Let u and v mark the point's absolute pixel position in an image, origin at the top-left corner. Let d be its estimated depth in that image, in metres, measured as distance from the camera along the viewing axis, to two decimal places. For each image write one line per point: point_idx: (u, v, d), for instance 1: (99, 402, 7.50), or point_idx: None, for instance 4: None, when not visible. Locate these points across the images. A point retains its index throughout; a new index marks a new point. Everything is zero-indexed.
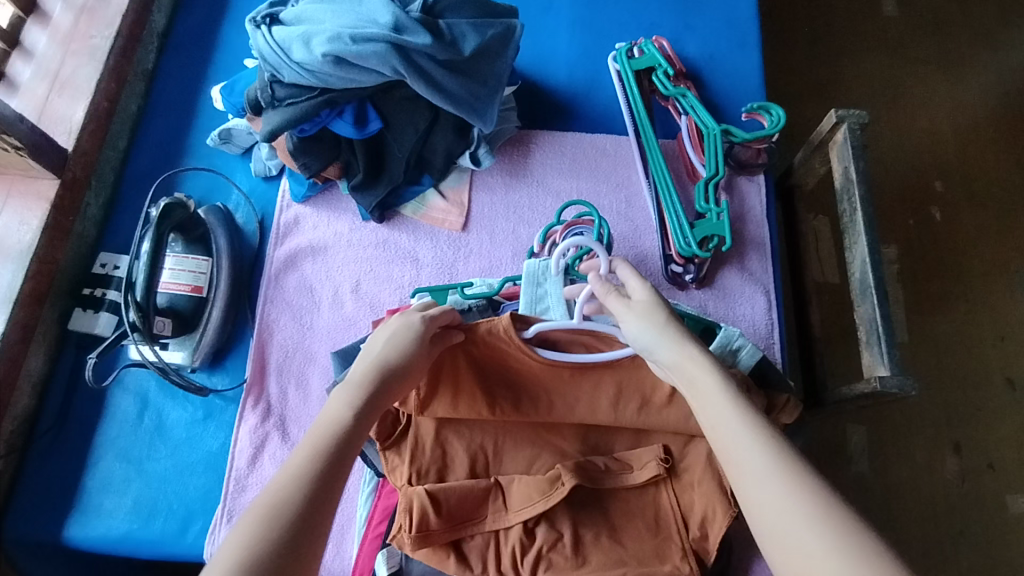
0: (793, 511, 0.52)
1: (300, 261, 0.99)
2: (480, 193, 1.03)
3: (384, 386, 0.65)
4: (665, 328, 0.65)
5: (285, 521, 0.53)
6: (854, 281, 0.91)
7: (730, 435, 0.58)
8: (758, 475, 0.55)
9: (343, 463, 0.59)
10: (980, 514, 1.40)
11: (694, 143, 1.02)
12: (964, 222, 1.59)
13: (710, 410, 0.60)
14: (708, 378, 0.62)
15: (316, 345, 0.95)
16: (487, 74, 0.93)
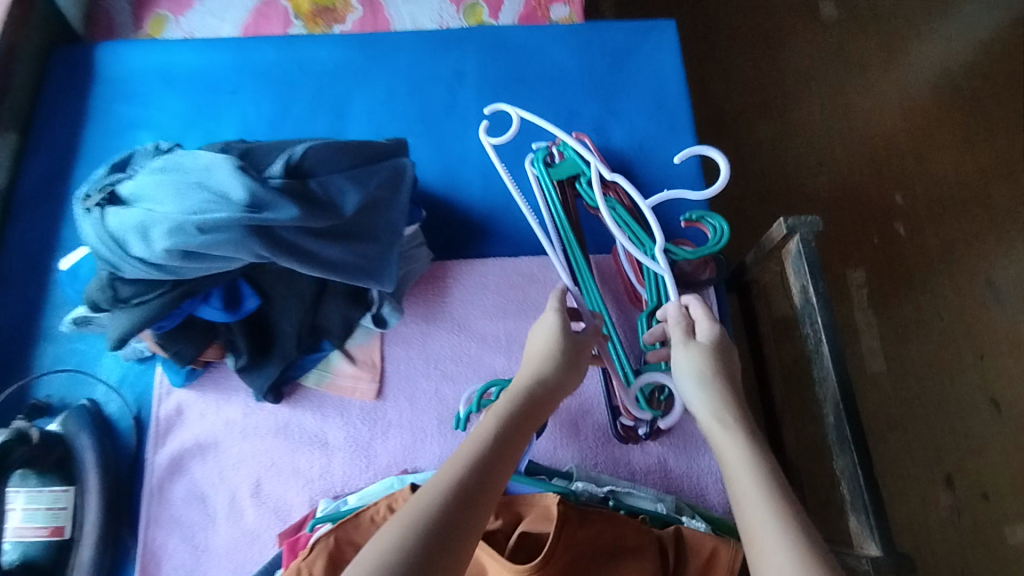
0: None
1: (187, 463, 0.84)
2: (394, 349, 0.89)
3: (529, 407, 0.63)
4: (700, 389, 0.67)
5: (418, 551, 0.49)
6: (828, 424, 0.78)
7: (759, 530, 0.55)
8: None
9: (472, 522, 0.52)
10: (984, 553, 1.22)
11: (631, 261, 0.88)
12: (929, 239, 1.42)
13: (744, 508, 0.58)
14: (745, 474, 0.60)
15: (214, 570, 0.79)
16: (376, 228, 0.79)
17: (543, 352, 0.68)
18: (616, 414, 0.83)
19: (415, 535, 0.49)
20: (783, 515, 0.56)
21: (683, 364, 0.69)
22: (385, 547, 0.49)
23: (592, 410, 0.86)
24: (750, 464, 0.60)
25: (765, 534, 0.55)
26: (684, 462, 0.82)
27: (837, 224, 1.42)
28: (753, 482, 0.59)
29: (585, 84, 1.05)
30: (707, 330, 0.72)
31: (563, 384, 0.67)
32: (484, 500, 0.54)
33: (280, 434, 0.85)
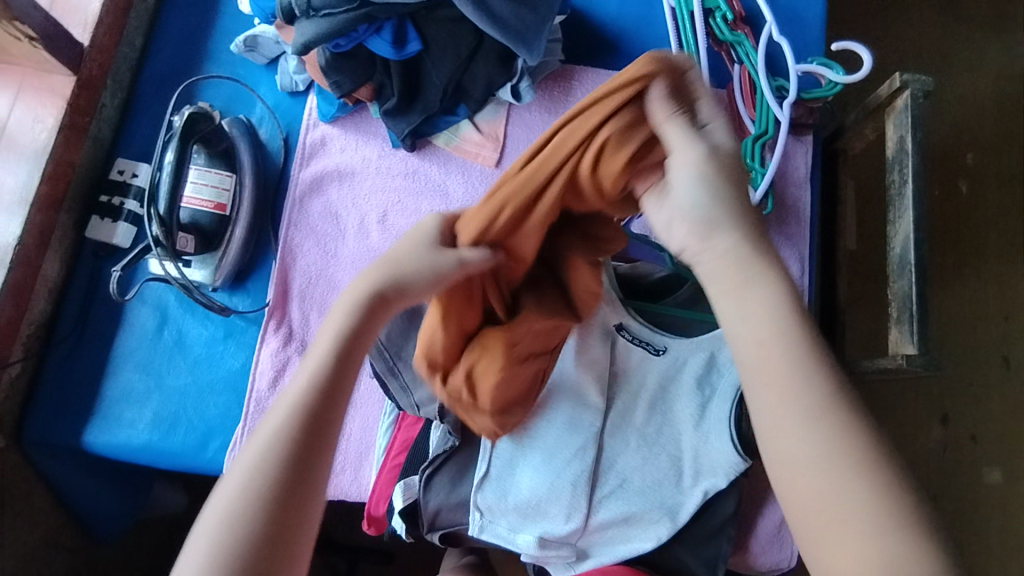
0: (827, 455, 0.49)
1: (326, 186, 0.96)
2: (516, 130, 0.98)
3: (367, 320, 0.56)
4: (714, 202, 0.54)
5: (280, 477, 0.51)
6: (892, 256, 0.88)
7: (775, 358, 0.52)
8: (796, 414, 0.51)
9: (343, 390, 0.55)
10: (957, 484, 1.29)
11: (745, 95, 0.96)
12: (990, 204, 1.39)
13: (760, 330, 0.53)
14: (757, 294, 0.53)
15: (340, 274, 0.93)
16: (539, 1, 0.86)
17: (409, 237, 0.59)
18: None
19: (268, 465, 0.51)
20: (809, 355, 0.52)
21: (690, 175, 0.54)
22: (261, 443, 0.52)
23: None
24: (802, 364, 0.52)
25: (781, 364, 0.52)
26: None
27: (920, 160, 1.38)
28: (773, 322, 0.53)
29: None
30: (690, 151, 0.54)
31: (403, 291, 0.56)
32: (327, 430, 0.53)
33: (407, 177, 0.96)
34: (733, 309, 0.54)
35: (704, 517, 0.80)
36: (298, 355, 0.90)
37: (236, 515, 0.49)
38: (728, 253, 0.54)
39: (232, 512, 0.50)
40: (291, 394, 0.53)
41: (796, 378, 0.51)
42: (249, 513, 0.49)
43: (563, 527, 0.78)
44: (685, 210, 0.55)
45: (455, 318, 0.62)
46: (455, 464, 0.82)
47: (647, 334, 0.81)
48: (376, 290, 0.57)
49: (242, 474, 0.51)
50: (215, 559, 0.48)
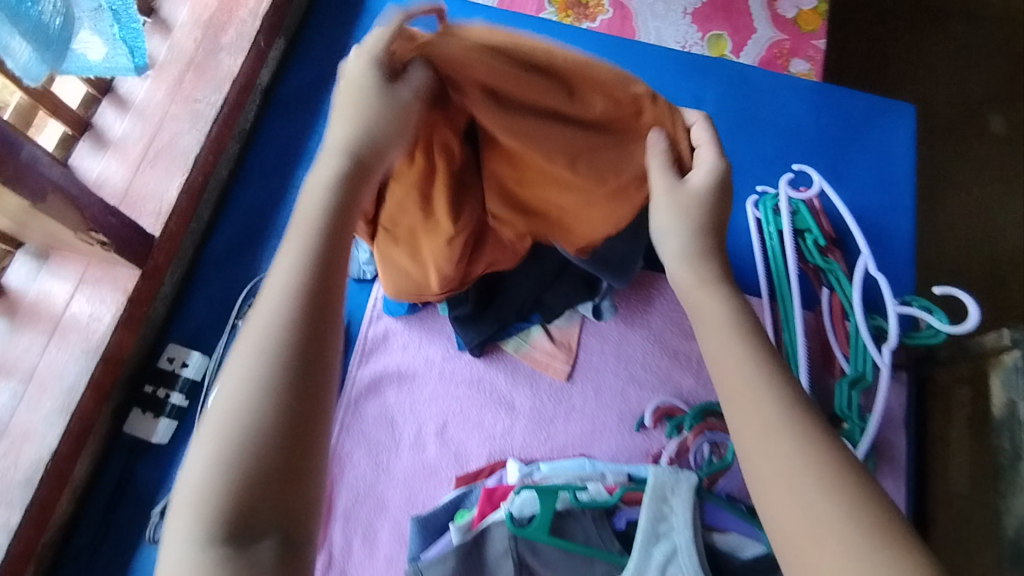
0: (795, 463, 0.51)
1: (384, 387, 0.89)
2: (589, 338, 0.93)
3: (352, 180, 0.54)
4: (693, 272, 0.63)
5: (268, 413, 0.47)
6: (1004, 539, 0.81)
7: (738, 376, 0.57)
8: (767, 431, 0.53)
9: (330, 293, 0.52)
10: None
11: (838, 328, 0.90)
12: None
13: (727, 366, 0.58)
14: (718, 324, 0.60)
15: (390, 492, 0.84)
16: None
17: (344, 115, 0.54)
18: None
19: (271, 346, 0.49)
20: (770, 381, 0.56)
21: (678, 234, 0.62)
22: (250, 363, 0.48)
23: None
24: (769, 389, 0.56)
25: (751, 398, 0.56)
26: None
27: None
28: (743, 360, 0.58)
29: (817, 142, 1.06)
30: (700, 172, 0.61)
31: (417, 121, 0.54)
32: (321, 336, 0.50)
33: (472, 385, 0.90)
34: (711, 350, 0.60)
35: None
36: None
37: (221, 468, 0.46)
38: (721, 314, 0.61)
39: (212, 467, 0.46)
40: (276, 315, 0.50)
41: (759, 399, 0.55)
42: (236, 446, 0.46)
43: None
44: (674, 266, 0.64)
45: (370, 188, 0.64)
46: None
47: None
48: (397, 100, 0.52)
49: (236, 398, 0.48)
50: (213, 499, 0.45)
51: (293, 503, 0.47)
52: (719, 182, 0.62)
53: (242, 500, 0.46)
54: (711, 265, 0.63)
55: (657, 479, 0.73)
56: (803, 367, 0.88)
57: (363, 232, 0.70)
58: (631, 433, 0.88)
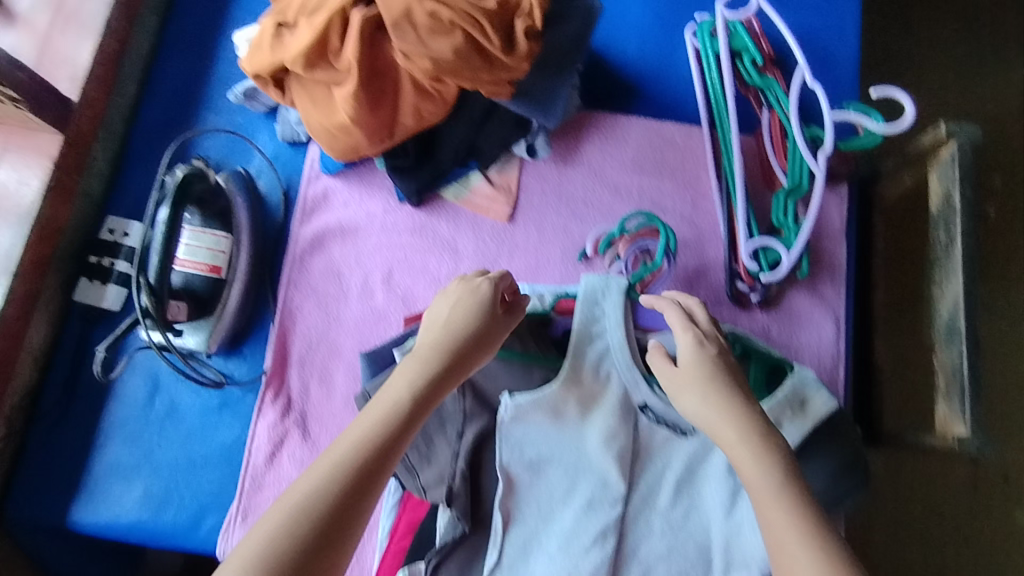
0: (805, 556, 0.50)
1: (328, 243, 0.90)
2: (530, 180, 0.92)
3: (455, 358, 0.62)
4: (706, 396, 0.61)
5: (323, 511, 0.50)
6: (939, 324, 0.82)
7: (732, 438, 0.58)
8: (766, 491, 0.54)
9: (404, 441, 0.56)
10: (990, 534, 1.19)
11: (776, 145, 0.89)
12: None
13: (764, 501, 0.54)
14: (757, 476, 0.55)
15: (343, 338, 0.87)
16: (557, 64, 0.82)
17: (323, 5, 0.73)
18: (732, 276, 0.87)
19: (352, 465, 0.52)
20: (805, 524, 0.52)
21: (680, 380, 0.64)
22: (322, 474, 0.52)
23: (707, 273, 0.90)
24: (750, 436, 0.58)
25: (786, 536, 0.52)
26: (785, 334, 0.87)
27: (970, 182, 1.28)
28: (745, 441, 0.57)
29: None
30: (686, 341, 0.66)
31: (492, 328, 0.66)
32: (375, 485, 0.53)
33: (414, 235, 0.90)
34: (704, 414, 0.61)
35: None
36: (297, 427, 0.84)
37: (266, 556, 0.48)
38: (739, 414, 0.59)
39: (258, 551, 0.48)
40: (365, 431, 0.54)
41: (801, 558, 0.50)
42: (294, 535, 0.48)
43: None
44: (685, 397, 0.63)
45: (286, 32, 0.75)
46: (463, 553, 0.75)
47: (675, 415, 0.76)
48: (483, 296, 0.67)
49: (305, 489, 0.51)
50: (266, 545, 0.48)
51: None
52: (704, 345, 0.65)
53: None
54: (745, 420, 0.59)
55: (588, 285, 0.79)
56: (741, 187, 0.85)
57: (266, 70, 0.76)
58: (575, 264, 0.90)
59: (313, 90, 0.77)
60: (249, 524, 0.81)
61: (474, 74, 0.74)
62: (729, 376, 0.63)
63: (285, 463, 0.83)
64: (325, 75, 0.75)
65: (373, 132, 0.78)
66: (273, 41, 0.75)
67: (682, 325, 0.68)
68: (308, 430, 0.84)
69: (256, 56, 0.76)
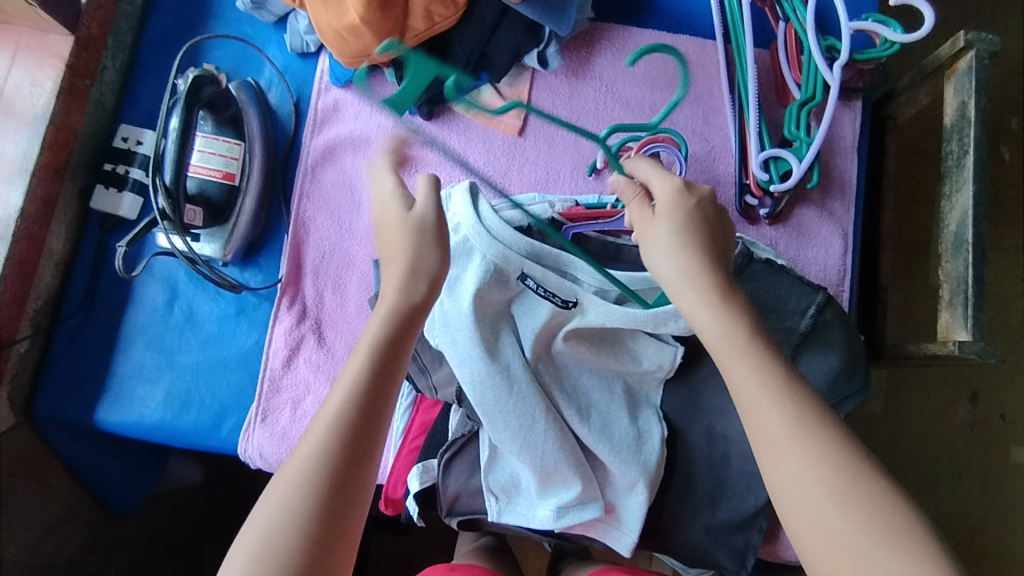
0: (776, 415, 0.53)
1: (340, 154, 0.90)
2: (542, 94, 0.92)
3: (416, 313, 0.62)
4: (674, 246, 0.62)
5: (325, 477, 0.53)
6: (946, 234, 0.82)
7: (706, 318, 0.58)
8: (741, 364, 0.56)
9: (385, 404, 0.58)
10: (981, 462, 1.23)
11: (791, 57, 0.88)
12: None
13: (731, 366, 0.56)
14: (718, 326, 0.58)
15: (356, 249, 0.88)
16: None
17: None
18: (742, 190, 0.88)
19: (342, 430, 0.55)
20: (767, 375, 0.55)
21: (651, 222, 0.64)
22: (319, 439, 0.54)
23: (716, 188, 0.90)
24: (722, 308, 0.58)
25: (752, 397, 0.54)
26: (793, 249, 0.88)
27: None
28: (714, 305, 0.59)
29: None
30: (668, 186, 0.65)
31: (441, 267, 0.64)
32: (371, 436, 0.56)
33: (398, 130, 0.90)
34: (671, 274, 0.61)
35: (735, 510, 0.77)
36: (313, 333, 0.86)
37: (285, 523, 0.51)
38: (703, 264, 0.60)
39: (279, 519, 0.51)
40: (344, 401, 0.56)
41: (766, 407, 0.54)
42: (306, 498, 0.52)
43: (579, 491, 0.74)
44: (656, 244, 0.63)
45: None
46: (474, 450, 0.78)
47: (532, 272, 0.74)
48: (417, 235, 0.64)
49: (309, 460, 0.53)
50: (298, 498, 0.52)
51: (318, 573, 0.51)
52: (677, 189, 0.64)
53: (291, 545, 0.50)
54: (708, 275, 0.60)
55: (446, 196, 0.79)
56: (754, 96, 0.85)
57: None
58: (585, 178, 0.90)
59: None
60: (269, 425, 0.83)
61: None
62: (698, 229, 0.63)
63: (301, 366, 0.85)
64: None
65: (383, 36, 0.80)
66: None
67: (666, 175, 0.66)
68: (323, 335, 0.85)
69: None
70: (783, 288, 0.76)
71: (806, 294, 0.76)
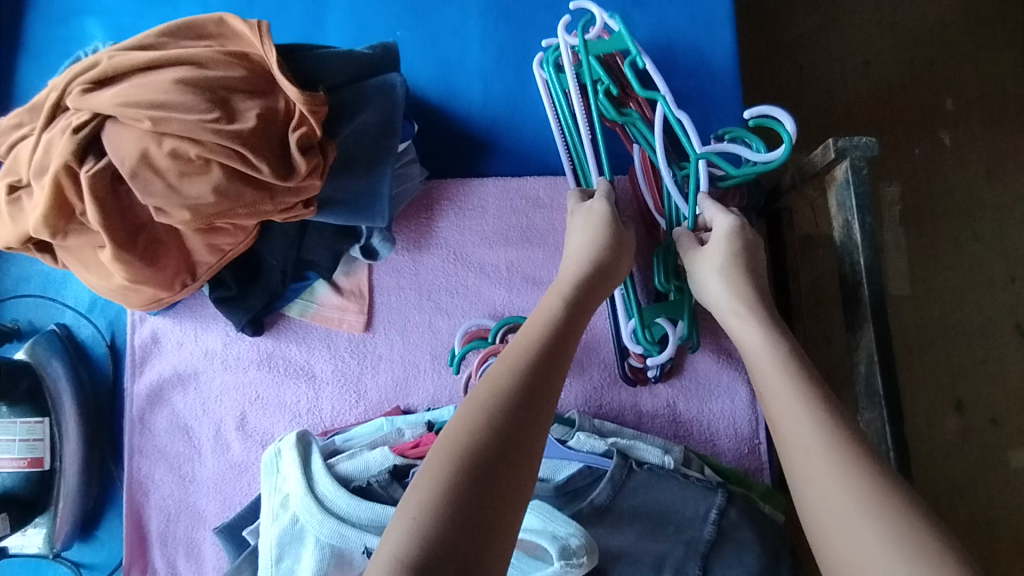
0: (848, 495, 0.49)
1: (168, 394, 0.79)
2: (384, 278, 0.81)
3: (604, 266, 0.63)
4: (741, 283, 0.65)
5: (513, 398, 0.50)
6: (856, 377, 0.71)
7: (773, 385, 0.57)
8: (804, 449, 0.52)
9: (568, 350, 0.56)
10: (980, 480, 1.10)
11: (650, 186, 0.77)
12: (976, 152, 1.15)
13: (795, 433, 0.53)
14: (781, 370, 0.58)
15: (203, 502, 0.77)
16: (371, 159, 0.70)
17: (47, 162, 0.60)
18: (624, 354, 0.76)
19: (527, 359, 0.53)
20: (839, 447, 0.51)
21: (719, 260, 0.66)
22: (509, 363, 0.53)
23: (598, 347, 0.79)
24: (785, 369, 0.58)
25: (802, 435, 0.53)
26: (694, 407, 0.77)
27: (885, 117, 1.14)
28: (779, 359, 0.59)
29: None
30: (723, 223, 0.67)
31: (621, 258, 0.64)
32: (556, 373, 0.53)
33: (230, 355, 0.79)
34: (745, 321, 0.63)
35: None
36: None
37: (468, 441, 0.47)
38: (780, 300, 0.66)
39: (467, 435, 0.47)
40: (528, 339, 0.55)
41: (842, 494, 0.49)
42: (493, 409, 0.49)
43: None
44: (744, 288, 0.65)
45: (24, 197, 0.63)
46: None
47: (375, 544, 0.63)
48: (603, 215, 0.65)
49: (492, 385, 0.51)
50: (493, 411, 0.49)
51: (501, 488, 0.45)
52: (738, 228, 0.67)
53: (480, 457, 0.46)
54: (781, 336, 0.61)
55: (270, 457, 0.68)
56: None
57: (18, 244, 0.65)
58: (448, 372, 0.79)
59: (78, 252, 0.65)
60: None
61: (268, 207, 0.63)
62: (756, 259, 0.68)
63: None
64: (90, 237, 0.63)
65: (169, 282, 0.68)
66: (11, 213, 0.63)
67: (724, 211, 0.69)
68: None
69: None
70: (682, 496, 0.65)
71: (703, 497, 0.64)
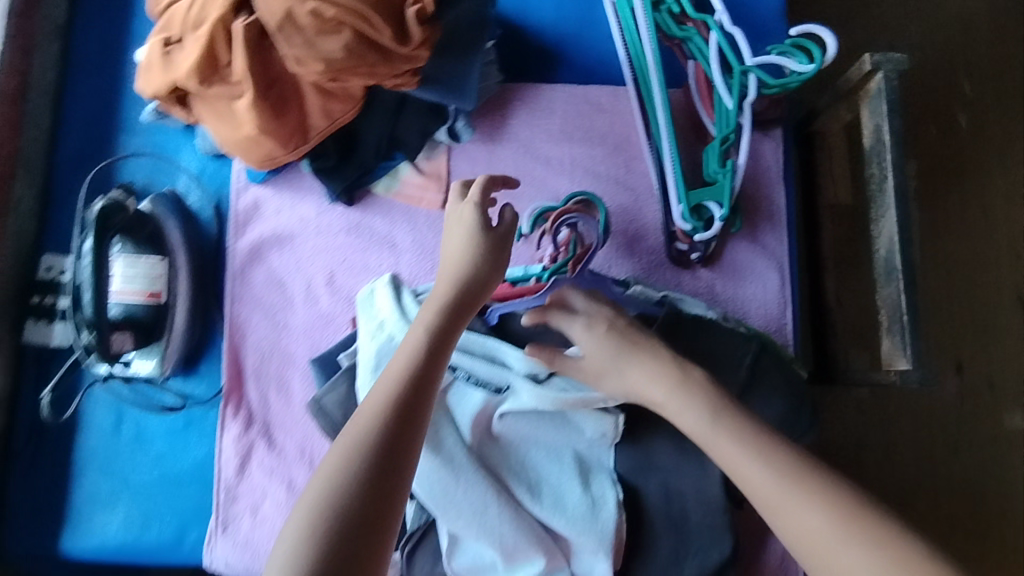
0: (760, 476, 0.60)
1: (266, 253, 0.90)
2: (460, 164, 0.91)
3: (467, 297, 0.65)
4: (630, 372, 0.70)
5: (369, 454, 0.56)
6: (877, 259, 0.81)
7: (673, 398, 0.67)
8: (733, 455, 0.62)
9: (425, 387, 0.61)
10: (976, 434, 1.16)
11: (703, 93, 0.87)
12: (990, 128, 1.25)
13: (718, 447, 0.63)
14: (688, 419, 0.66)
15: (294, 346, 0.87)
16: (466, 48, 0.80)
17: (204, 17, 0.71)
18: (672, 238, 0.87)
19: (384, 407, 0.58)
20: (749, 438, 0.62)
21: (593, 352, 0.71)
22: (376, 407, 0.58)
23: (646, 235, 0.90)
24: (679, 374, 0.68)
25: (724, 449, 0.63)
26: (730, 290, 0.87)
27: (908, 92, 1.24)
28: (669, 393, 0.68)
29: None
30: (586, 333, 0.71)
31: (490, 275, 0.66)
32: (418, 416, 0.59)
33: (323, 222, 0.90)
34: (634, 382, 0.70)
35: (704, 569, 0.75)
36: (262, 437, 0.85)
37: (332, 488, 0.54)
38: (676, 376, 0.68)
39: (328, 487, 0.54)
40: (393, 376, 0.60)
41: (756, 468, 0.61)
42: (353, 461, 0.55)
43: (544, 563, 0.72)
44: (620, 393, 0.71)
45: (174, 50, 0.74)
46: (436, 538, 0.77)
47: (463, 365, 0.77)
48: (472, 224, 0.67)
49: (367, 419, 0.58)
50: (354, 460, 0.55)
51: (367, 536, 0.53)
52: (608, 337, 0.71)
53: (344, 504, 0.53)
54: (672, 368, 0.68)
55: (363, 298, 0.78)
56: (669, 142, 0.84)
57: (163, 93, 0.76)
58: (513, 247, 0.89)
59: (214, 104, 0.76)
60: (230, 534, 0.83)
61: (382, 73, 0.73)
62: (643, 339, 0.71)
63: (255, 471, 0.84)
64: (227, 88, 0.74)
65: (286, 138, 0.77)
66: (160, 64, 0.74)
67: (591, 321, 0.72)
68: (273, 438, 0.85)
69: (148, 75, 0.75)
70: (722, 343, 0.76)
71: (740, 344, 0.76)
